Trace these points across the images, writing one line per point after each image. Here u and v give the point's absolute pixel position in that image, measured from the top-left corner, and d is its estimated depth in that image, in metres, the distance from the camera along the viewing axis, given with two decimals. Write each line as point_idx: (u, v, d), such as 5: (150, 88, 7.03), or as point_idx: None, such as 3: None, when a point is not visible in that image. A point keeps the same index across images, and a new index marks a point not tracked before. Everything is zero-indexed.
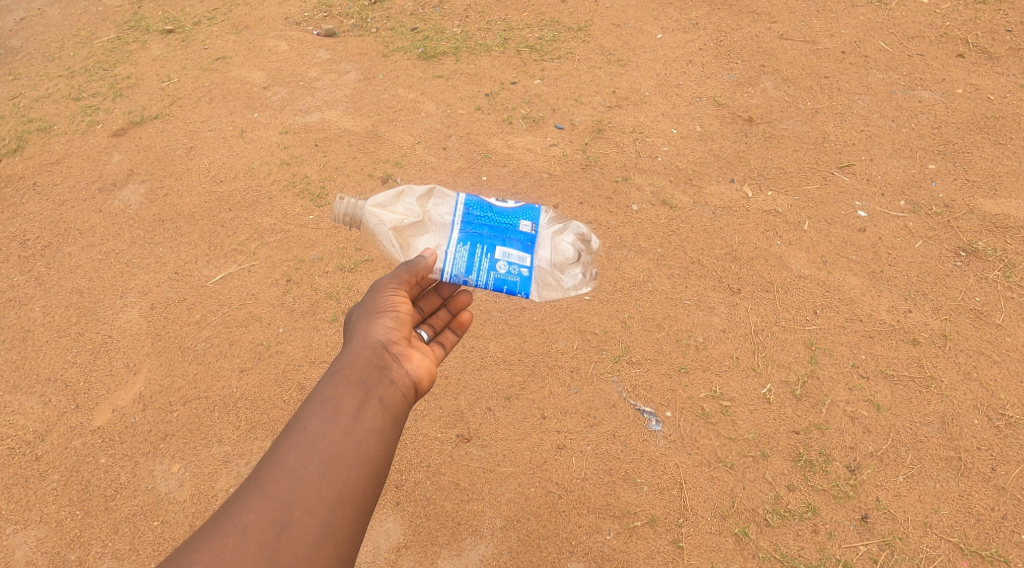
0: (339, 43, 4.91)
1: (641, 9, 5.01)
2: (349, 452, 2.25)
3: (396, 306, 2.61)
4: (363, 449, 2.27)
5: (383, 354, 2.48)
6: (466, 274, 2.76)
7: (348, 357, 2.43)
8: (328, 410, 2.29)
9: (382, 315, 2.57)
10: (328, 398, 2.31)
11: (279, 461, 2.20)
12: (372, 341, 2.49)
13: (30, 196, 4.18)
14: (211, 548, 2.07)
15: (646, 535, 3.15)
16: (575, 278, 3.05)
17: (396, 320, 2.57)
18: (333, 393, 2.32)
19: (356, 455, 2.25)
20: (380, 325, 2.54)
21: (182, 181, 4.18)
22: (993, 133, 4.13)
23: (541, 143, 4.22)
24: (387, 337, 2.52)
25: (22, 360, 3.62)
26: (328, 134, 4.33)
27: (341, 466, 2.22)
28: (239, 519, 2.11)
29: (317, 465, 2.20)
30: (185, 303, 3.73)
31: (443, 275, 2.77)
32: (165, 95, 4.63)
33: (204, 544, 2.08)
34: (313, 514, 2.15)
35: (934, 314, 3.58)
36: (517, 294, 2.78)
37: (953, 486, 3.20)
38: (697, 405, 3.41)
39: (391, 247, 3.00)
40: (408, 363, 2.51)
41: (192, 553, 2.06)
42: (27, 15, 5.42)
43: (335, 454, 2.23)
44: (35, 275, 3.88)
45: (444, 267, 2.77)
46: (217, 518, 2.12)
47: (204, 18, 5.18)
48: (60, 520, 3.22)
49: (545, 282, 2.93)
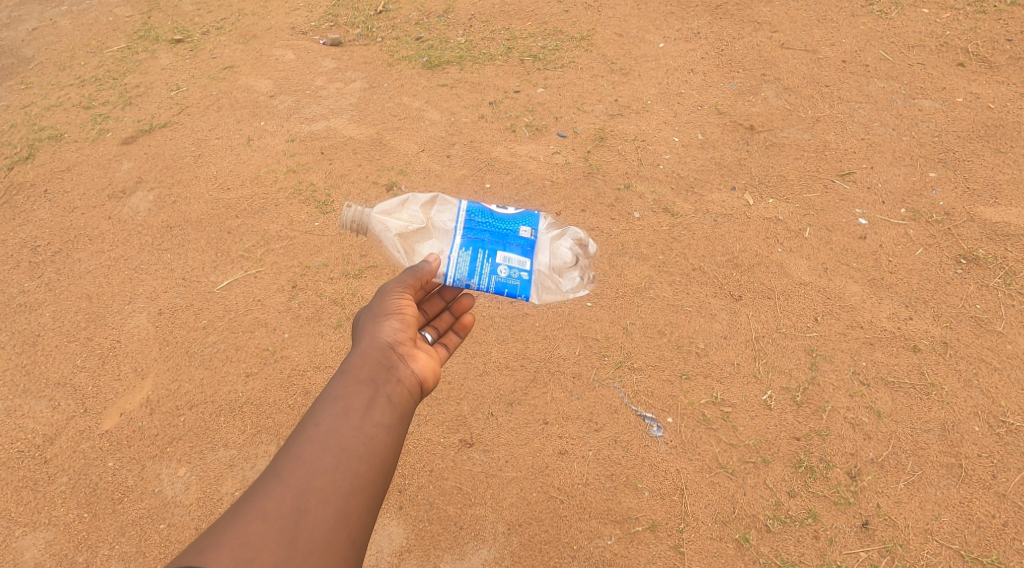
0: (344, 52, 4.97)
1: (643, 18, 5.05)
2: (359, 446, 2.29)
3: (403, 308, 2.64)
4: (373, 444, 2.31)
5: (391, 354, 2.51)
6: (469, 277, 2.80)
7: (356, 357, 2.47)
8: (338, 407, 2.33)
9: (388, 317, 2.60)
10: (337, 396, 2.35)
11: (293, 454, 2.24)
12: (379, 341, 2.53)
13: (41, 203, 4.25)
14: (234, 532, 2.11)
15: (647, 540, 3.18)
16: (574, 282, 3.15)
17: (402, 321, 2.60)
18: (343, 391, 2.36)
19: (367, 449, 2.29)
20: (387, 326, 2.57)
21: (189, 188, 4.23)
22: (994, 142, 4.15)
23: (544, 151, 4.26)
24: (394, 338, 2.55)
25: (32, 365, 3.68)
26: (333, 142, 4.38)
27: (353, 459, 2.26)
28: (260, 505, 2.16)
29: (330, 457, 2.25)
30: (192, 309, 3.79)
31: (445, 279, 2.82)
32: (174, 103, 4.69)
33: (227, 529, 2.13)
34: (328, 503, 2.20)
35: (935, 321, 3.59)
36: (517, 297, 2.83)
37: (954, 493, 3.21)
38: (698, 411, 3.43)
39: (397, 253, 3.08)
40: (415, 363, 2.54)
41: (215, 538, 2.10)
42: (39, 25, 5.50)
43: (347, 448, 2.27)
44: (45, 281, 3.94)
45: (447, 271, 2.82)
46: (236, 507, 2.16)
47: (212, 28, 5.25)
48: (68, 522, 3.27)
49: (545, 286, 3.03)
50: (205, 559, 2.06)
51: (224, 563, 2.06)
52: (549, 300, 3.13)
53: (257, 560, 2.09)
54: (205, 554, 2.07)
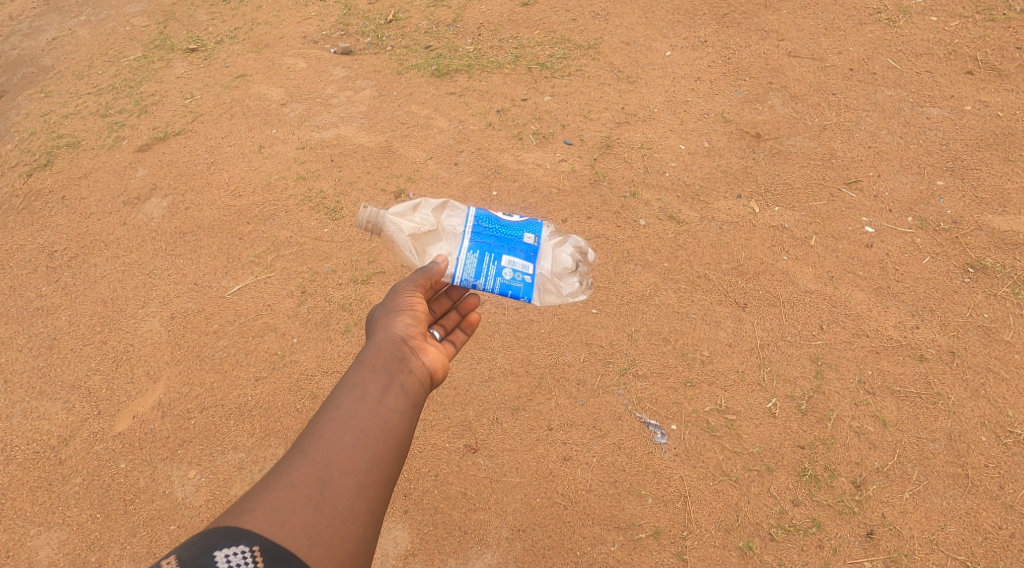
0: (354, 61, 5.03)
1: (650, 26, 5.06)
2: (375, 428, 2.32)
3: (414, 305, 2.67)
4: (389, 427, 2.34)
5: (403, 346, 2.54)
6: (476, 278, 2.82)
7: (371, 349, 2.50)
8: (355, 393, 2.36)
9: (401, 313, 2.63)
10: (354, 384, 2.39)
11: (315, 433, 2.28)
12: (392, 335, 2.56)
13: (58, 209, 4.34)
14: (266, 498, 2.15)
15: (650, 547, 3.18)
16: (573, 286, 3.19)
17: (414, 317, 2.63)
18: (360, 379, 2.40)
19: (383, 431, 2.32)
20: (399, 321, 2.61)
21: (202, 195, 4.30)
22: (1003, 150, 4.13)
23: (550, 159, 4.29)
24: (406, 332, 2.58)
25: (47, 368, 3.75)
26: (343, 149, 4.43)
27: (370, 440, 2.29)
28: (286, 477, 2.19)
29: (350, 436, 2.28)
30: (204, 313, 3.85)
31: (453, 280, 2.84)
32: (188, 111, 4.78)
33: (255, 502, 2.15)
34: (349, 476, 2.23)
35: (942, 331, 3.58)
36: (520, 300, 2.85)
37: (960, 503, 3.19)
38: (702, 418, 3.43)
39: (409, 253, 3.11)
40: (425, 356, 2.57)
41: (249, 503, 2.14)
42: (59, 34, 5.61)
43: (364, 429, 2.30)
44: (62, 285, 4.02)
45: (454, 272, 2.83)
46: (264, 481, 2.19)
47: (226, 37, 5.33)
48: (81, 522, 3.33)
49: (546, 289, 3.05)
50: (242, 520, 2.10)
51: (257, 524, 2.09)
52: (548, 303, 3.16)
53: (288, 523, 2.12)
54: (241, 516, 2.11)
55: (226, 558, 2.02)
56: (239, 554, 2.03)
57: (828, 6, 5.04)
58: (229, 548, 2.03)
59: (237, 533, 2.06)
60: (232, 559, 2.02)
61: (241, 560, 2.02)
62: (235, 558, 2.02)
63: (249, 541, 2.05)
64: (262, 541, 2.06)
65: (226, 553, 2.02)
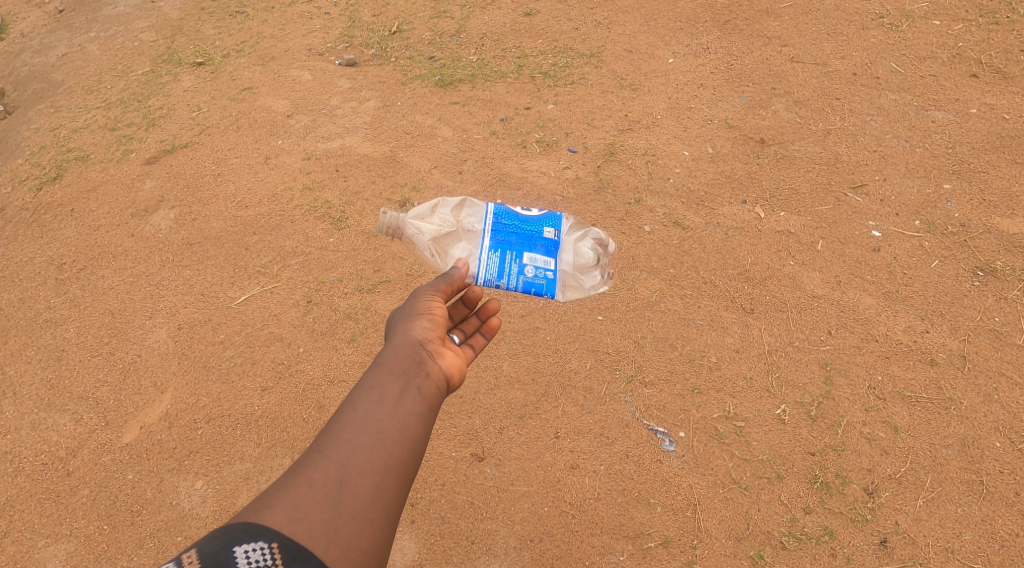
0: (360, 72, 5.07)
1: (652, 34, 5.07)
2: (393, 430, 2.29)
3: (433, 309, 2.63)
4: (406, 429, 2.32)
5: (420, 350, 2.50)
6: (499, 278, 2.83)
7: (388, 352, 2.47)
8: (373, 395, 2.34)
9: (419, 316, 2.59)
10: (372, 385, 2.37)
11: (334, 433, 2.26)
12: (410, 339, 2.52)
13: (67, 222, 4.37)
14: (285, 496, 2.14)
15: (660, 557, 3.15)
16: (594, 280, 3.19)
17: (432, 321, 2.59)
18: (378, 381, 2.38)
19: (401, 433, 2.30)
20: (417, 325, 2.56)
21: (209, 206, 4.33)
22: (1010, 153, 4.12)
23: (554, 167, 4.30)
24: (423, 335, 2.54)
25: (56, 380, 3.76)
26: (348, 160, 4.46)
27: (387, 441, 2.27)
28: (306, 475, 2.18)
29: (368, 437, 2.26)
30: (210, 324, 3.86)
31: (477, 280, 2.85)
32: (195, 124, 4.82)
33: (274, 499, 2.14)
34: (365, 476, 2.21)
35: (952, 335, 3.54)
36: (543, 296, 2.86)
37: (976, 510, 3.15)
38: (710, 425, 3.40)
39: (431, 257, 3.09)
40: (442, 360, 2.52)
41: (268, 500, 2.13)
42: (68, 51, 5.67)
43: (382, 431, 2.28)
44: (70, 298, 4.04)
45: (478, 273, 2.84)
46: (281, 479, 2.18)
47: (232, 51, 5.38)
48: (89, 534, 3.34)
49: (568, 283, 3.08)
50: (261, 517, 2.09)
51: (276, 520, 2.09)
52: (570, 296, 3.18)
53: (306, 521, 2.11)
54: (261, 512, 2.10)
55: (245, 554, 2.02)
56: (258, 550, 2.03)
57: (830, 12, 5.04)
58: (247, 544, 2.03)
59: (256, 529, 2.06)
60: (251, 555, 2.02)
61: (259, 556, 2.03)
62: (254, 554, 2.02)
63: (268, 538, 2.05)
64: (280, 538, 2.06)
65: (245, 549, 2.02)
